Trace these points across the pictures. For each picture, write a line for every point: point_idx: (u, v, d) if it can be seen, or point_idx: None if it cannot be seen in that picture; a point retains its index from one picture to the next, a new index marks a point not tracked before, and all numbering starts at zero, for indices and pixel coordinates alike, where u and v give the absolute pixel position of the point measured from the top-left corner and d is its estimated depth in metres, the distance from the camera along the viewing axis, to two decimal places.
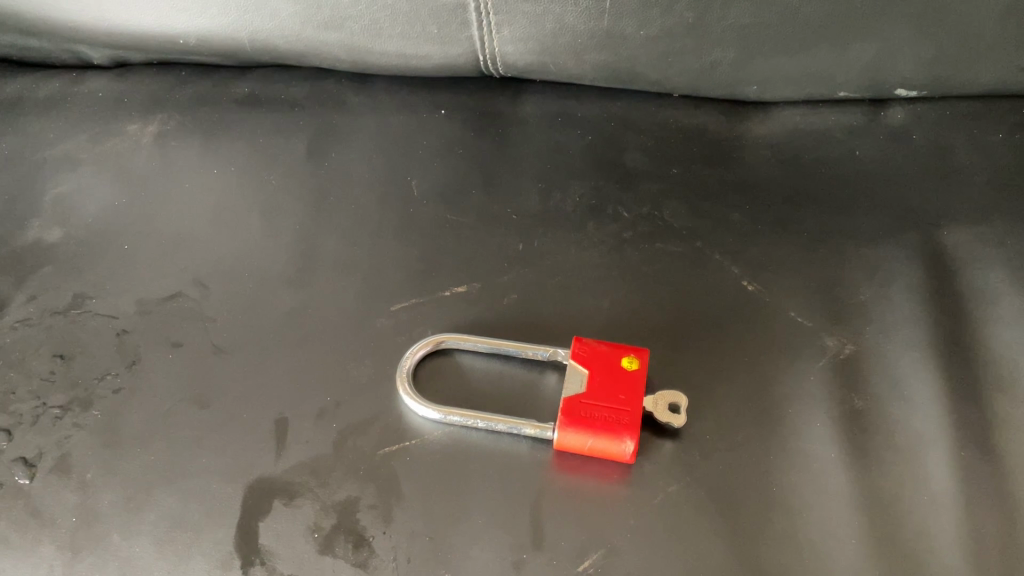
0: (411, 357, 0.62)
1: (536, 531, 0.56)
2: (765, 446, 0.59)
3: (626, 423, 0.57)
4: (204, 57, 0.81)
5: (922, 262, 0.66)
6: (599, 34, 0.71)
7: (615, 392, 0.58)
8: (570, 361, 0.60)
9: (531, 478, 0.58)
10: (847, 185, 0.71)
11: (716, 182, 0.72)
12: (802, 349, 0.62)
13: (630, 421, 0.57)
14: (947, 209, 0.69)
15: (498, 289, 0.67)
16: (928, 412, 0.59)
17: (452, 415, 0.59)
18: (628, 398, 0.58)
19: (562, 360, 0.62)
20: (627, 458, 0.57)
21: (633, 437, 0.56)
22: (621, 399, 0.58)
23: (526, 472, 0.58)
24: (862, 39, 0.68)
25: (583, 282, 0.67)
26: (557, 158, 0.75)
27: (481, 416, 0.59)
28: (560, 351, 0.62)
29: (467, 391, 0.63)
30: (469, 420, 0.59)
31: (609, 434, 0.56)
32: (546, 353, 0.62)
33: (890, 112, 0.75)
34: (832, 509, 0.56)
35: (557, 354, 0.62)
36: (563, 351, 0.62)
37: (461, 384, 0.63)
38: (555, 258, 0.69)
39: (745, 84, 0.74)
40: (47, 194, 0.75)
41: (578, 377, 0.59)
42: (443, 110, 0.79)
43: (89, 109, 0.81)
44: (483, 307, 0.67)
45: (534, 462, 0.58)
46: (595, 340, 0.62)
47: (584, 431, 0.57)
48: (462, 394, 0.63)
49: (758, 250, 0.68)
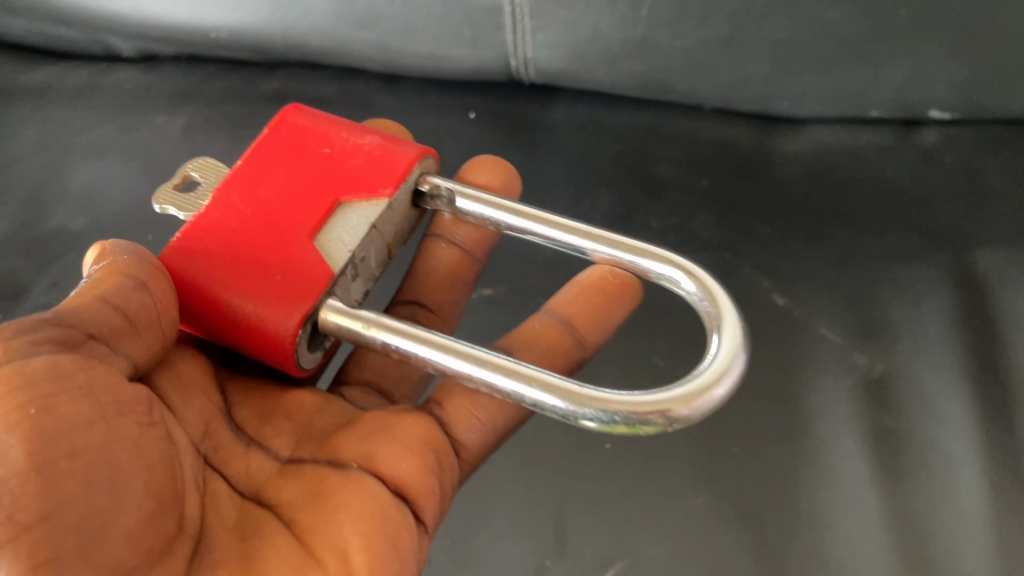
0: (560, 312, 0.55)
1: (740, 345, 0.40)
2: (795, 463, 0.58)
3: (255, 262, 0.45)
4: (234, 52, 0.80)
5: (955, 285, 0.64)
6: (634, 44, 0.70)
7: (311, 181, 0.48)
8: (111, 267, 0.42)
9: (505, 388, 0.41)
10: (880, 205, 0.70)
11: (746, 196, 0.72)
12: (829, 366, 0.62)
13: (278, 280, 0.44)
14: (981, 232, 0.66)
15: (435, 222, 0.61)
16: (960, 434, 0.58)
17: (337, 313, 0.44)
18: (287, 199, 0.47)
19: (441, 191, 0.51)
20: (287, 344, 0.43)
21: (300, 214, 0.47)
22: (328, 196, 0.48)
23: (657, 279, 0.46)
24: (896, 57, 0.67)
25: (482, 175, 0.62)
26: (586, 165, 0.76)
27: (455, 185, 0.51)
28: (434, 178, 0.52)
29: (438, 399, 0.48)
30: (362, 327, 0.44)
31: (249, 347, 0.45)
32: (423, 186, 0.51)
33: (922, 133, 0.71)
34: (861, 528, 0.56)
35: (438, 187, 0.51)
36: (435, 176, 0.52)
37: (602, 308, 0.56)
38: (517, 175, 0.65)
39: (776, 100, 0.72)
40: (73, 181, 0.75)
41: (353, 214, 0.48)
42: (472, 114, 0.79)
43: (117, 101, 0.81)
44: (436, 229, 0.61)
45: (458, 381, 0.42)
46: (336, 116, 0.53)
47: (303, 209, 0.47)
48: (440, 408, 0.47)
49: (790, 265, 0.68)
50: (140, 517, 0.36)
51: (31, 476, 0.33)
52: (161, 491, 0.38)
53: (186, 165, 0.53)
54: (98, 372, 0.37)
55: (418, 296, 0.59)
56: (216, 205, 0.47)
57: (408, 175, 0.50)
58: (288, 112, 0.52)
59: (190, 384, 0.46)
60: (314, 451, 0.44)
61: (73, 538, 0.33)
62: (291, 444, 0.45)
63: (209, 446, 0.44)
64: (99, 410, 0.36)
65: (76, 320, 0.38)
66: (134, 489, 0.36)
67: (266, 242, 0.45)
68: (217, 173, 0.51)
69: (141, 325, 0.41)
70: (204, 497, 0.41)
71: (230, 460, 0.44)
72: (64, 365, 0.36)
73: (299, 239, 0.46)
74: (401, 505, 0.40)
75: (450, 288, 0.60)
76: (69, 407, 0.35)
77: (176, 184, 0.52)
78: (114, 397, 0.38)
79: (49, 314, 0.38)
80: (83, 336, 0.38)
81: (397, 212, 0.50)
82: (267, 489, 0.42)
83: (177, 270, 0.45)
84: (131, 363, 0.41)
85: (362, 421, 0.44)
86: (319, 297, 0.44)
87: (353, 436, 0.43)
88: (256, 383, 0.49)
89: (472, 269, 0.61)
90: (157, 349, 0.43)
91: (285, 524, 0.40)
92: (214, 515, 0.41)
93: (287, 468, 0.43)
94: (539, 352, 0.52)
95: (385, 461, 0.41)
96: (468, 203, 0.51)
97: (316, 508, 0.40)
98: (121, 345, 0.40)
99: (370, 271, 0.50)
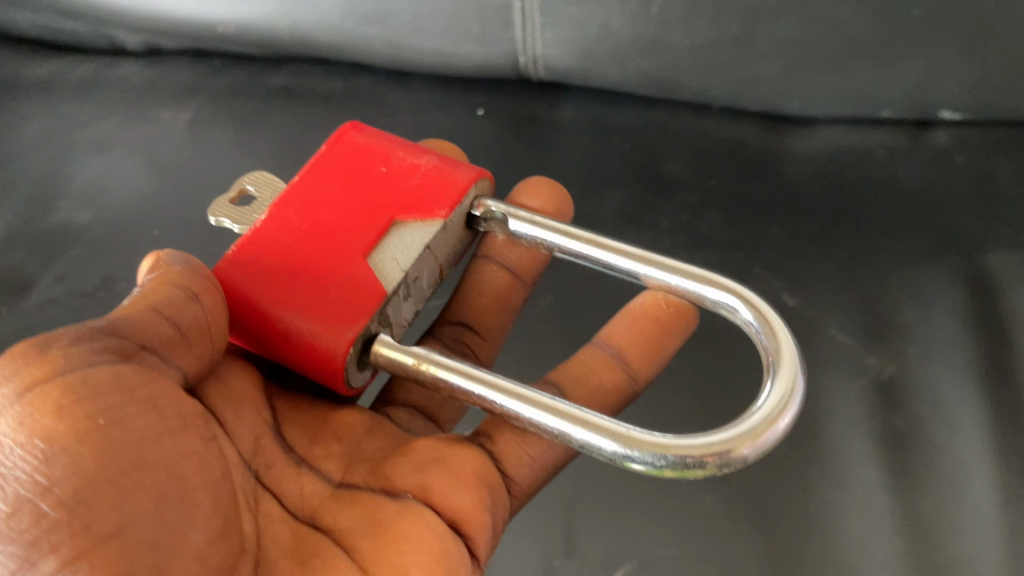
0: (613, 344, 0.54)
1: (797, 387, 0.39)
2: (806, 465, 0.58)
3: (311, 278, 0.44)
4: (241, 46, 0.80)
5: (967, 286, 0.64)
6: (644, 42, 0.70)
7: (366, 199, 0.48)
8: (163, 277, 0.41)
9: (557, 429, 0.40)
10: (890, 206, 0.69)
11: (755, 196, 0.72)
12: (840, 368, 0.62)
13: (332, 298, 0.44)
14: (992, 234, 0.66)
15: (486, 244, 0.61)
16: (972, 436, 0.57)
17: (389, 348, 0.44)
18: (343, 217, 0.47)
19: (493, 214, 0.51)
20: (339, 365, 0.43)
21: (354, 231, 0.46)
22: (383, 216, 0.47)
23: (714, 307, 0.45)
24: (908, 58, 0.66)
25: (537, 196, 0.62)
26: (594, 163, 0.75)
27: (508, 209, 0.51)
28: (486, 201, 0.51)
29: (489, 433, 0.46)
30: (414, 362, 0.43)
31: (300, 366, 0.44)
32: (476, 211, 0.51)
33: (933, 134, 0.71)
34: (872, 531, 0.55)
35: (491, 210, 0.51)
36: (488, 199, 0.52)
37: (656, 339, 0.54)
38: (568, 197, 0.64)
39: (786, 99, 0.72)
40: (77, 176, 0.75)
41: (408, 234, 0.47)
42: (480, 111, 0.78)
43: (122, 95, 0.80)
44: (487, 250, 0.60)
45: (511, 421, 0.42)
46: (394, 136, 0.53)
47: (358, 226, 0.47)
48: (491, 442, 0.45)
49: (800, 265, 0.67)
50: (208, 533, 0.35)
51: (102, 485, 0.33)
52: (224, 511, 0.37)
53: (241, 178, 0.53)
54: (159, 386, 0.37)
55: (464, 318, 0.59)
56: (271, 218, 0.47)
57: (464, 198, 0.49)
58: (346, 131, 0.52)
59: (240, 397, 0.44)
60: (368, 478, 0.42)
61: (149, 554, 0.33)
62: (341, 469, 0.44)
63: (261, 462, 0.43)
64: (163, 424, 0.36)
65: (130, 332, 0.38)
66: (200, 503, 0.36)
67: (322, 260, 0.45)
68: (273, 186, 0.52)
69: (193, 336, 0.40)
70: (258, 516, 0.40)
71: (283, 479, 0.43)
72: (125, 376, 0.35)
73: (354, 257, 0.45)
74: (456, 537, 0.38)
75: (498, 313, 0.59)
76: (137, 420, 0.35)
77: (232, 197, 0.52)
78: (177, 410, 0.37)
79: (103, 323, 0.37)
80: (137, 347, 0.37)
81: (451, 234, 0.50)
82: (320, 517, 0.41)
83: (231, 282, 0.44)
84: (183, 376, 0.40)
85: (415, 449, 0.43)
86: (372, 316, 0.44)
87: (408, 465, 0.41)
88: (299, 401, 0.48)
89: (521, 294, 0.60)
90: (207, 361, 0.42)
91: (345, 551, 0.39)
92: (268, 539, 0.39)
93: (340, 493, 0.42)
94: (587, 385, 0.51)
95: (442, 494, 0.40)
96: (520, 225, 0.50)
97: (375, 537, 0.38)
98: (173, 357, 0.39)
99: (422, 293, 0.49)
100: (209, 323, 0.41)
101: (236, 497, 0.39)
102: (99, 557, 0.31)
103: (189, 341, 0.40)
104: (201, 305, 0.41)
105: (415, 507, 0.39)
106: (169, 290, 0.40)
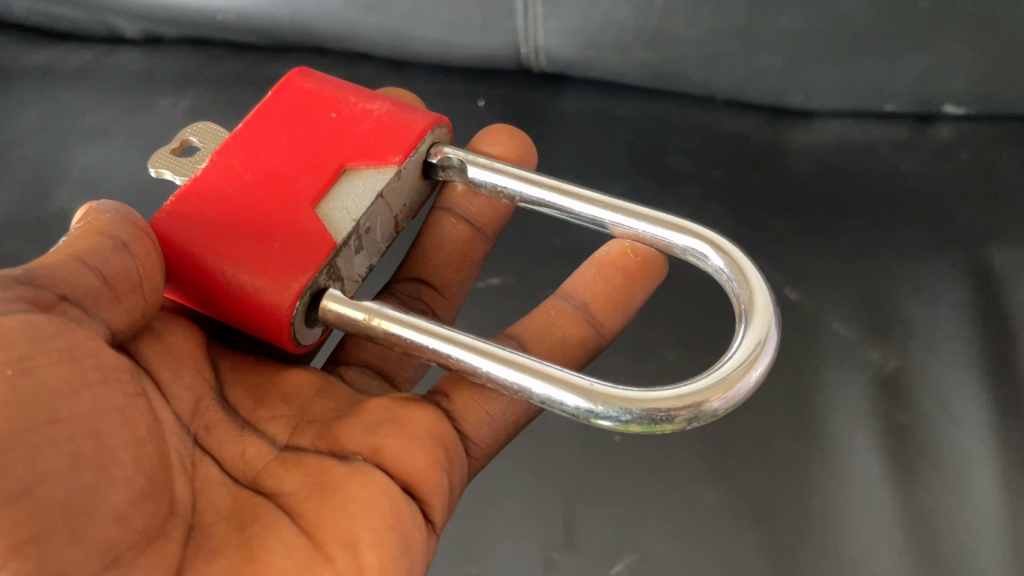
0: (578, 296, 0.53)
1: (772, 332, 0.39)
2: (808, 460, 0.58)
3: (255, 228, 0.44)
4: (240, 34, 0.79)
5: (970, 281, 0.63)
6: (647, 33, 0.69)
7: (313, 148, 0.48)
8: (91, 225, 0.41)
9: (515, 384, 0.39)
10: (893, 200, 0.69)
11: (757, 189, 0.72)
12: (843, 362, 0.62)
13: (277, 249, 0.43)
14: (997, 228, 0.65)
15: (444, 193, 0.59)
16: (975, 432, 0.57)
17: (338, 303, 0.43)
18: (289, 164, 0.47)
19: (451, 161, 0.51)
20: (284, 318, 0.42)
21: (301, 180, 0.46)
22: (332, 162, 0.47)
23: (683, 254, 0.45)
24: (912, 51, 0.65)
25: (496, 146, 0.61)
26: (596, 155, 0.75)
27: (467, 155, 0.51)
28: (445, 148, 0.51)
29: (446, 391, 0.46)
30: (365, 318, 0.42)
31: (246, 321, 0.44)
32: (434, 158, 0.51)
33: (937, 128, 0.70)
34: (873, 525, 0.55)
35: (449, 158, 0.51)
36: (446, 146, 0.52)
37: (622, 290, 0.54)
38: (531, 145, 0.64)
39: (789, 92, 0.71)
40: (76, 164, 0.74)
41: (358, 183, 0.47)
42: (481, 101, 0.78)
43: (120, 82, 0.80)
44: (445, 202, 0.59)
45: (467, 375, 0.41)
46: (343, 82, 0.52)
47: (304, 175, 0.46)
48: (449, 401, 0.45)
49: (802, 259, 0.67)
50: (129, 495, 0.35)
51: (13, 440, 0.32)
52: (149, 469, 0.36)
53: (185, 129, 0.52)
54: (78, 337, 0.36)
55: (423, 275, 0.58)
56: (214, 169, 0.46)
57: (418, 144, 0.49)
58: (295, 77, 0.52)
59: (179, 357, 0.44)
60: (315, 440, 0.42)
61: (59, 516, 0.32)
62: (288, 431, 0.43)
63: (200, 426, 0.42)
64: (82, 376, 0.36)
65: (50, 282, 0.37)
66: (122, 462, 0.35)
67: (267, 210, 0.45)
68: (216, 136, 0.51)
69: (120, 289, 0.40)
70: (194, 480, 0.40)
71: (223, 443, 0.42)
72: (40, 325, 0.35)
73: (300, 205, 0.45)
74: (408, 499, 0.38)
75: (457, 269, 0.59)
76: (51, 372, 0.34)
77: (174, 149, 0.52)
78: (97, 363, 0.37)
79: (22, 273, 0.37)
80: (55, 298, 0.37)
81: (406, 182, 0.50)
82: (262, 480, 0.41)
83: (169, 233, 0.44)
84: (110, 330, 0.39)
85: (367, 409, 0.42)
86: (319, 266, 0.43)
87: (358, 425, 0.41)
88: (250, 363, 0.48)
89: (481, 247, 0.60)
90: (139, 316, 0.41)
91: (288, 515, 0.38)
92: (205, 505, 0.39)
93: (284, 455, 0.42)
94: (550, 338, 0.51)
95: (395, 457, 0.39)
96: (479, 172, 0.50)
97: (319, 501, 0.38)
98: (97, 310, 0.39)
99: (375, 246, 0.49)
100: (138, 277, 0.41)
101: (169, 461, 0.39)
102: (7, 520, 0.30)
103: (117, 294, 0.40)
104: (129, 258, 0.40)
105: (361, 469, 0.39)
106: (95, 242, 0.40)
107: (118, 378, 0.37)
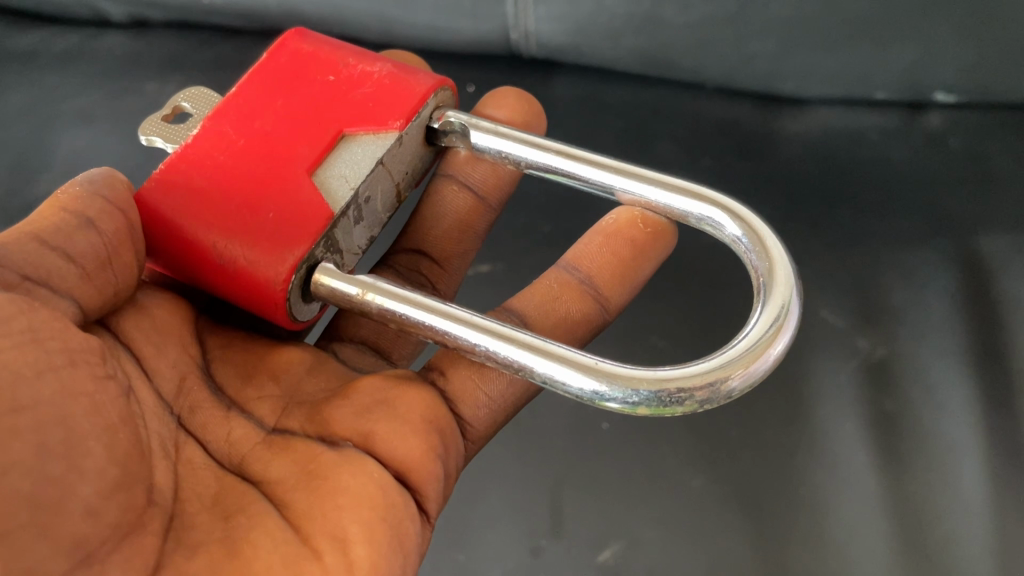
0: (583, 268, 0.53)
1: (791, 307, 0.39)
2: (794, 447, 0.58)
3: (249, 198, 0.44)
4: (227, 18, 0.78)
5: (958, 269, 0.63)
6: (637, 19, 0.69)
7: (306, 113, 0.47)
8: (57, 201, 0.41)
9: (518, 362, 0.39)
10: (882, 188, 0.69)
11: (747, 177, 0.71)
12: (831, 349, 0.62)
13: (270, 220, 0.43)
14: (985, 217, 0.65)
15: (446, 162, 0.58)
16: (962, 419, 0.57)
17: (331, 277, 0.43)
18: (284, 131, 0.46)
19: (455, 125, 0.51)
20: (278, 293, 0.42)
21: (296, 146, 0.46)
22: (329, 129, 0.47)
23: (698, 223, 0.45)
24: (903, 39, 0.65)
25: (503, 110, 0.61)
26: (585, 142, 0.75)
27: (468, 119, 0.50)
28: (447, 112, 0.51)
29: (442, 368, 0.46)
30: (360, 293, 0.42)
31: (237, 296, 0.44)
32: (436, 121, 0.51)
33: (927, 116, 0.69)
34: (860, 512, 0.55)
35: (451, 123, 0.51)
36: (448, 110, 0.51)
37: (632, 264, 0.53)
38: (539, 109, 0.63)
39: (780, 79, 0.71)
40: (61, 148, 0.74)
41: (354, 148, 0.47)
42: (472, 87, 0.77)
43: (106, 66, 0.79)
44: (448, 169, 0.58)
45: (467, 354, 0.41)
46: (340, 41, 0.52)
47: (297, 141, 0.46)
48: (445, 379, 0.45)
49: (791, 248, 0.67)
50: (102, 486, 0.34)
51: None
52: (125, 456, 0.36)
53: (176, 95, 0.52)
54: (41, 317, 0.36)
55: (422, 247, 0.58)
56: (205, 135, 0.46)
57: (419, 109, 0.49)
58: (290, 37, 0.51)
59: (164, 331, 0.44)
60: (305, 423, 0.42)
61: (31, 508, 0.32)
62: (276, 413, 0.43)
63: (184, 406, 0.42)
64: (47, 359, 0.35)
65: (12, 260, 0.37)
66: (94, 452, 0.35)
67: (261, 179, 0.44)
68: (207, 100, 0.52)
69: (89, 267, 0.39)
70: (178, 464, 0.40)
71: (208, 424, 0.42)
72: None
73: (294, 174, 0.45)
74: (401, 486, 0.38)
75: (458, 239, 0.59)
76: (15, 356, 0.34)
77: (166, 115, 0.52)
78: (64, 344, 0.36)
79: None
80: (18, 278, 0.37)
81: (407, 149, 0.49)
82: (250, 464, 0.40)
83: (158, 203, 0.44)
84: (80, 308, 0.39)
85: (360, 390, 0.42)
86: (315, 239, 0.43)
87: (350, 409, 0.41)
88: (239, 338, 0.47)
89: (483, 217, 0.59)
90: (112, 293, 0.41)
91: (275, 503, 0.38)
92: (188, 489, 0.39)
93: (272, 438, 0.42)
94: (554, 314, 0.51)
95: (388, 443, 0.39)
96: (481, 137, 0.50)
97: (309, 490, 0.38)
98: (67, 289, 0.39)
99: (375, 216, 0.48)
100: (108, 253, 0.40)
101: (147, 447, 0.38)
102: None
103: (87, 271, 0.39)
104: (95, 235, 0.40)
105: (353, 455, 0.39)
106: (60, 217, 0.40)
107: (87, 359, 0.37)
